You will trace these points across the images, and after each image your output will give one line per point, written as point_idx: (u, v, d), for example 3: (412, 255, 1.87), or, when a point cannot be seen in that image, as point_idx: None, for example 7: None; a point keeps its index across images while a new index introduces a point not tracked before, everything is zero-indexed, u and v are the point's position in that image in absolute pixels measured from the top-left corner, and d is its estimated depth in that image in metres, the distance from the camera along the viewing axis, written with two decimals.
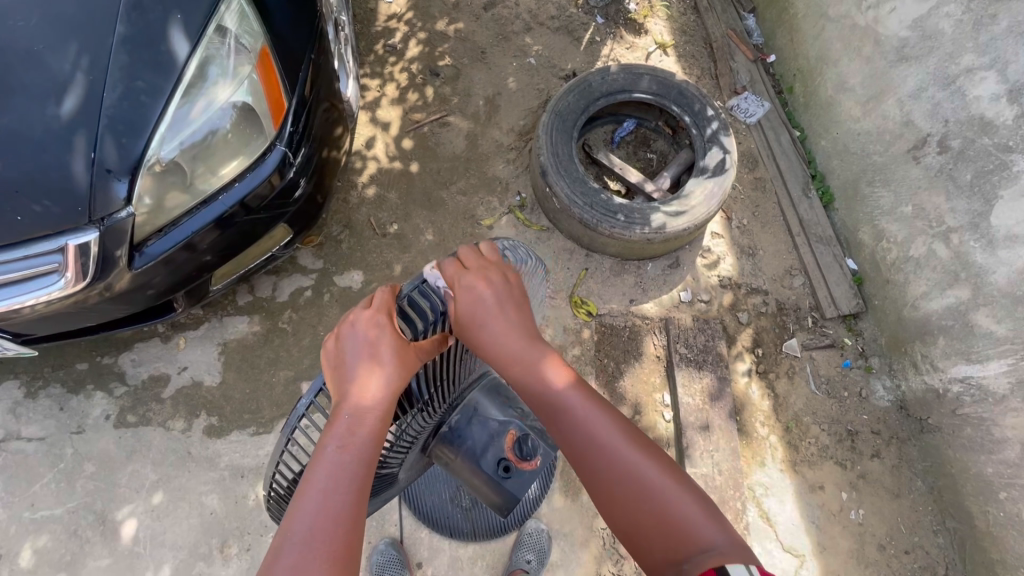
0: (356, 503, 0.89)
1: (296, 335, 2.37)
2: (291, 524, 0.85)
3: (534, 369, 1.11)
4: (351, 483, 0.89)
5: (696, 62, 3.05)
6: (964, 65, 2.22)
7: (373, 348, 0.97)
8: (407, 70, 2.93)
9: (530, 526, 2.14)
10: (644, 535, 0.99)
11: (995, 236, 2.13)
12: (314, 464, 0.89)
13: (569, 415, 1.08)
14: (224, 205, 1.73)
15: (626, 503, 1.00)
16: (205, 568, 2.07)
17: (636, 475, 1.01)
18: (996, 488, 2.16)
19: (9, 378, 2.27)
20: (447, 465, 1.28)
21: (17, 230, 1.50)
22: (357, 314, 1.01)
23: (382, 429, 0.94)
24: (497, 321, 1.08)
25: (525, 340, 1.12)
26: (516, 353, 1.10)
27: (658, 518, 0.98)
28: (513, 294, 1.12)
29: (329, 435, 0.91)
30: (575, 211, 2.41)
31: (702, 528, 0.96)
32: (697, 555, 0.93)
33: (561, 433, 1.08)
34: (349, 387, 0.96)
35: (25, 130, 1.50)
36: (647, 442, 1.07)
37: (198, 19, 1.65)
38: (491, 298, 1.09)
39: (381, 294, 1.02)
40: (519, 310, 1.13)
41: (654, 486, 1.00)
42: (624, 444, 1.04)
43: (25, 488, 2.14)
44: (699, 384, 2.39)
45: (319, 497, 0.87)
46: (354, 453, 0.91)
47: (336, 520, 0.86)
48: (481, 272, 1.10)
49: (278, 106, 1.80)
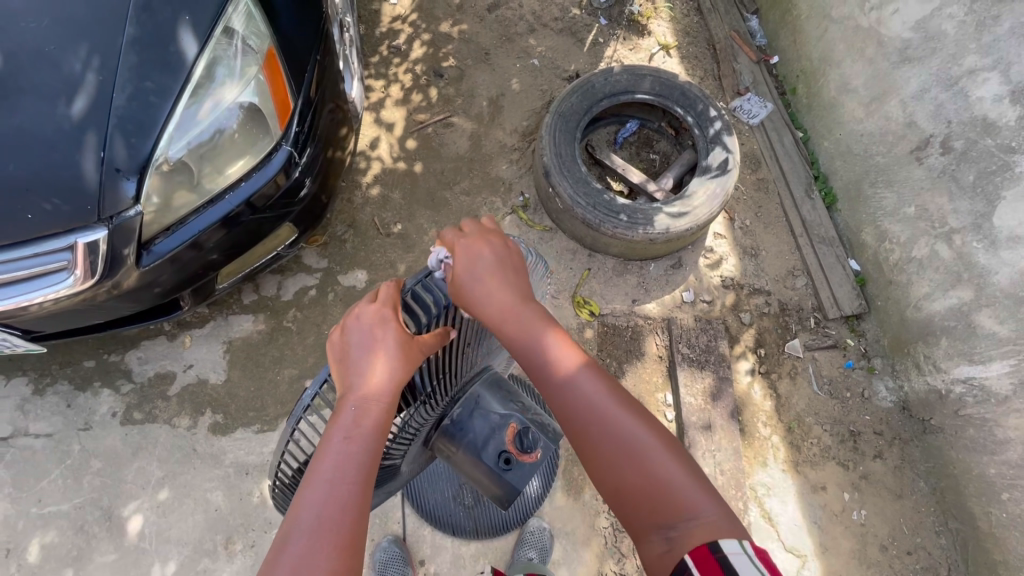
0: (362, 492, 0.90)
1: (300, 334, 2.39)
2: (299, 512, 0.86)
3: (532, 331, 1.11)
4: (357, 473, 0.91)
5: (700, 63, 3.06)
6: (967, 67, 2.22)
7: (377, 340, 0.98)
8: (411, 71, 2.95)
9: (532, 524, 2.15)
10: (634, 505, 0.99)
11: (998, 237, 2.14)
12: (320, 453, 0.90)
13: (568, 382, 1.08)
14: (230, 204, 1.76)
15: (617, 468, 1.01)
16: (210, 564, 2.09)
17: (627, 440, 1.02)
18: (999, 489, 2.16)
19: (17, 375, 2.29)
20: (448, 459, 1.29)
21: (27, 228, 1.52)
22: (362, 307, 1.02)
23: (387, 421, 0.95)
24: (494, 284, 1.12)
25: (523, 303, 1.13)
26: (515, 315, 1.11)
27: (646, 485, 0.98)
28: (509, 259, 1.18)
29: (334, 426, 0.93)
30: (578, 211, 2.42)
31: (691, 497, 0.96)
32: (684, 522, 0.93)
33: (555, 394, 1.08)
34: (355, 379, 0.97)
35: (36, 129, 1.53)
36: (641, 411, 1.07)
37: (206, 20, 1.66)
38: (491, 262, 1.15)
39: (385, 288, 1.04)
40: (516, 276, 1.17)
41: (645, 454, 1.01)
42: (618, 410, 1.05)
43: (32, 483, 2.16)
44: (701, 384, 2.39)
45: (326, 486, 0.89)
46: (360, 445, 0.93)
47: (342, 508, 0.88)
48: (481, 237, 1.18)
49: (285, 106, 1.82)
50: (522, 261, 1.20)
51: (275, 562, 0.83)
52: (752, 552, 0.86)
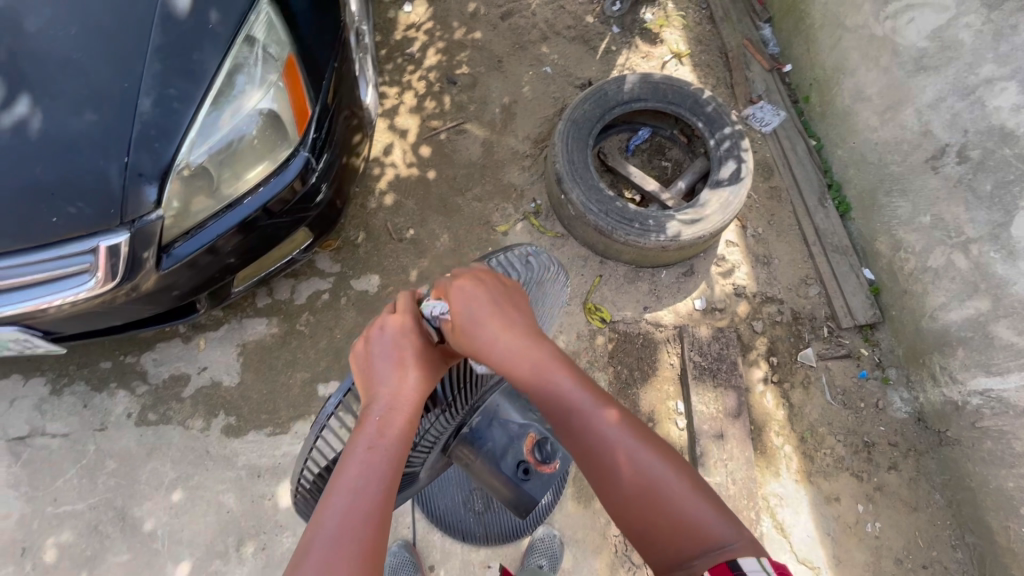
0: (384, 501, 0.91)
1: (313, 338, 2.41)
2: (323, 517, 0.87)
3: (544, 374, 1.05)
4: (380, 481, 0.92)
5: (712, 71, 3.06)
6: (984, 76, 2.21)
7: (401, 353, 1.02)
8: (425, 78, 2.98)
9: (542, 531, 2.15)
10: (656, 537, 0.99)
11: (1016, 246, 2.11)
12: (345, 462, 0.91)
13: (582, 421, 1.04)
14: (249, 207, 1.78)
15: (635, 499, 1.00)
16: (222, 566, 2.10)
17: (644, 473, 1.01)
18: (1017, 503, 2.13)
19: (35, 375, 2.32)
20: (466, 466, 1.29)
21: (51, 232, 1.54)
22: (386, 318, 1.06)
23: (409, 431, 0.97)
24: (500, 328, 1.04)
25: (533, 342, 1.07)
26: (522, 359, 1.04)
27: (669, 519, 0.98)
28: (510, 300, 1.08)
29: (358, 436, 0.94)
30: (590, 218, 2.43)
31: (711, 525, 0.97)
32: (707, 551, 0.94)
33: (569, 431, 1.05)
34: (380, 390, 0.98)
35: (64, 136, 1.56)
36: (654, 441, 1.06)
37: (229, 28, 1.69)
38: (488, 307, 1.05)
39: (405, 300, 1.08)
40: (517, 315, 1.08)
41: (665, 486, 1.00)
42: (634, 443, 1.03)
43: (49, 482, 2.19)
44: (714, 393, 2.38)
45: (350, 493, 0.89)
46: (382, 454, 0.93)
47: (365, 517, 0.89)
48: (477, 277, 1.08)
49: (303, 113, 1.84)
50: (524, 296, 1.13)
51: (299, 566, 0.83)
52: (771, 568, 0.87)
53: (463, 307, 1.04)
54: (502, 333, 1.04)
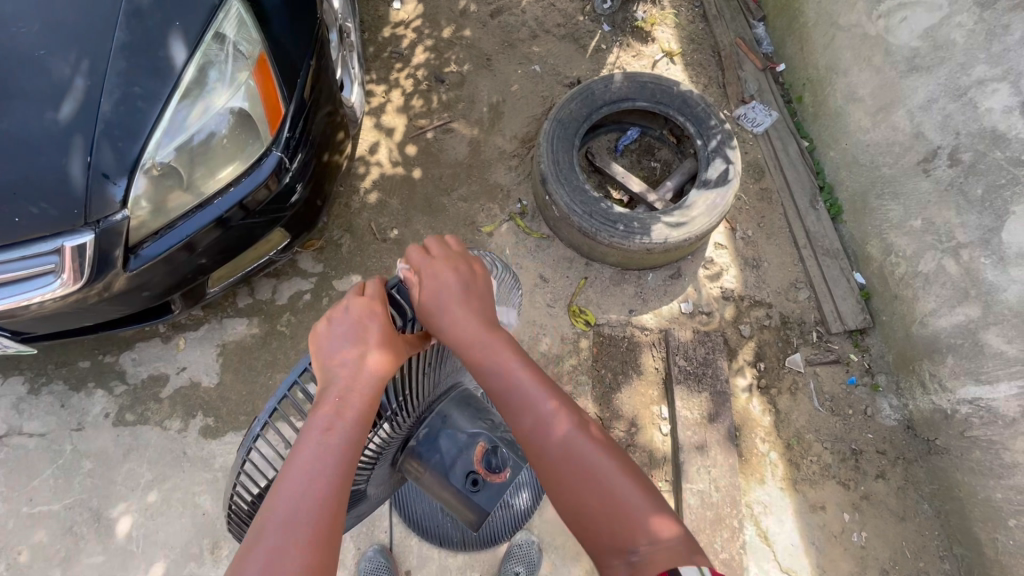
0: (340, 487, 0.89)
1: (293, 338, 2.39)
2: (272, 507, 0.85)
3: (494, 355, 1.09)
4: (337, 467, 0.90)
5: (704, 71, 3.01)
6: (976, 77, 2.15)
7: (363, 333, 1.00)
8: (412, 76, 2.95)
9: (520, 537, 2.12)
10: (595, 529, 0.99)
11: (1006, 253, 2.06)
12: (299, 447, 0.89)
13: (528, 408, 1.06)
14: (220, 208, 1.74)
15: (578, 491, 1.01)
16: (196, 568, 2.08)
17: (588, 466, 1.02)
18: (1005, 515, 2.09)
19: (13, 374, 2.31)
20: (417, 480, 1.28)
21: (15, 232, 1.53)
22: (350, 299, 1.04)
23: (368, 414, 0.96)
24: (462, 309, 1.11)
25: (487, 327, 1.11)
26: (476, 339, 1.09)
27: (607, 511, 0.98)
28: (477, 282, 1.16)
29: (314, 420, 0.92)
30: (574, 219, 2.39)
31: (650, 521, 0.97)
32: (644, 546, 0.93)
33: (513, 418, 1.07)
34: (338, 372, 0.97)
35: (26, 135, 1.54)
36: (602, 438, 1.08)
37: (196, 26, 1.67)
38: (456, 288, 1.13)
39: (373, 284, 1.07)
40: (481, 301, 1.15)
41: (607, 479, 1.01)
42: (576, 434, 1.05)
43: (24, 483, 2.18)
44: (698, 399, 2.34)
45: (303, 482, 0.87)
46: (339, 438, 0.92)
47: (319, 505, 0.87)
48: (448, 261, 1.16)
49: (276, 112, 1.81)
50: (489, 286, 1.19)
51: (246, 558, 0.80)
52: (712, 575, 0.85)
53: (428, 287, 1.11)
54: (460, 311, 1.11)
